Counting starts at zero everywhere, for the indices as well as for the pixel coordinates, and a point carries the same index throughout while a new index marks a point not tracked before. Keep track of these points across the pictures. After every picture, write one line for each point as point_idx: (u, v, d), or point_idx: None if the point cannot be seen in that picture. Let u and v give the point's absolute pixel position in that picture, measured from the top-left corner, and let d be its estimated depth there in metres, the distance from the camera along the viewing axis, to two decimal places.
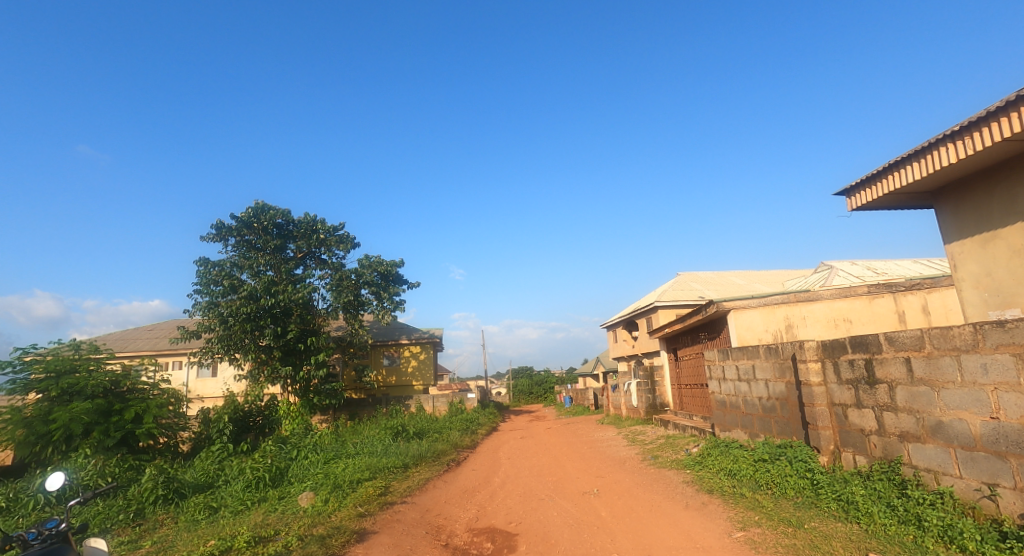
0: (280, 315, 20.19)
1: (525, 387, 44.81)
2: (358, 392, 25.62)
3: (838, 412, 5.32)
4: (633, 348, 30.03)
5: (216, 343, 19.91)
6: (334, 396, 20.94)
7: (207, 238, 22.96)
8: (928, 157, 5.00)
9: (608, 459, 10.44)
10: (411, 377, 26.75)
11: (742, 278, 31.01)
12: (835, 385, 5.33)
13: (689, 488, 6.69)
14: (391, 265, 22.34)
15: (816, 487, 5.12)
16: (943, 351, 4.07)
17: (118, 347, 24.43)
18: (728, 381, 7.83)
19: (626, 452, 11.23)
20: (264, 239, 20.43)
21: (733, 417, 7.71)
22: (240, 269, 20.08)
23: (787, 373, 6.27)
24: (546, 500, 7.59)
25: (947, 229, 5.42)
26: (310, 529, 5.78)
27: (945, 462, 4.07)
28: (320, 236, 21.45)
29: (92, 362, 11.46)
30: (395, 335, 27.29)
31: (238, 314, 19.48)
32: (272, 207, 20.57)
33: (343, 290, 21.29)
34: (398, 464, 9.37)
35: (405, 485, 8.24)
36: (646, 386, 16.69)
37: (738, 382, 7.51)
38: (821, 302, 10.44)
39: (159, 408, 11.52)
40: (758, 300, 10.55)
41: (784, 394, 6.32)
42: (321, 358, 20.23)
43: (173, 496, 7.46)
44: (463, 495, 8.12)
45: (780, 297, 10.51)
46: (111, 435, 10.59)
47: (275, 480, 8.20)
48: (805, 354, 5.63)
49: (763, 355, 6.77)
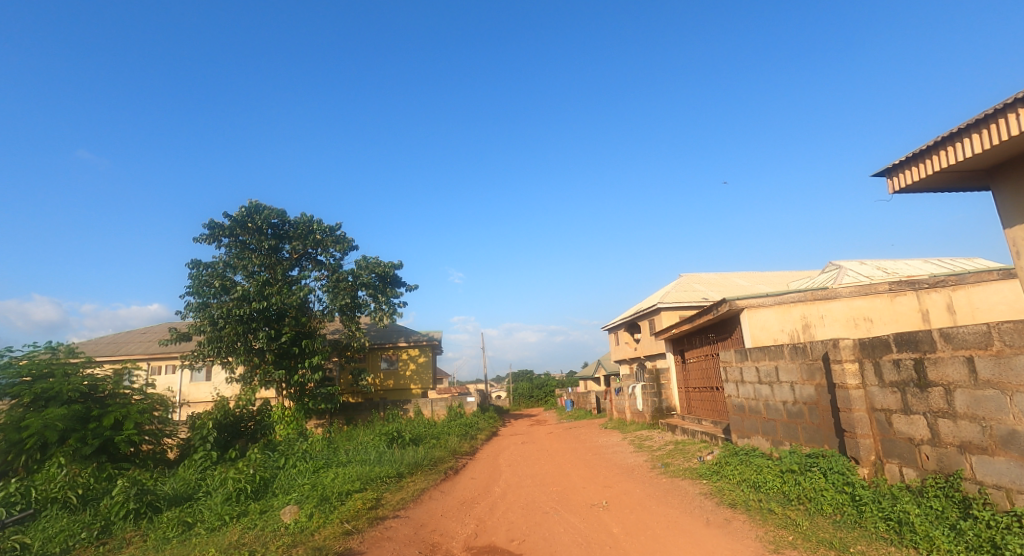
0: (274, 318, 19.69)
1: (525, 389, 44.17)
2: (355, 396, 25.07)
3: (880, 419, 4.76)
4: (636, 351, 29.44)
5: (208, 346, 19.36)
6: (330, 400, 20.34)
7: (199, 239, 22.39)
8: (989, 129, 4.39)
9: (616, 467, 9.83)
10: (409, 381, 26.17)
11: (744, 279, 30.56)
12: (877, 388, 4.77)
13: (709, 502, 6.11)
14: (389, 266, 21.77)
15: (859, 504, 4.52)
16: (1017, 349, 3.50)
17: (109, 351, 23.88)
18: (747, 384, 7.26)
19: (633, 459, 10.62)
20: (259, 239, 19.89)
21: (753, 422, 7.14)
22: (233, 270, 19.53)
23: (816, 375, 5.70)
24: (551, 514, 7.00)
25: (1006, 212, 4.86)
26: (289, 550, 5.20)
27: (1020, 478, 3.50)
28: (316, 237, 20.88)
29: (71, 366, 10.90)
30: (393, 337, 26.69)
31: (230, 315, 18.94)
32: (266, 206, 20.02)
33: (339, 292, 20.74)
34: (392, 473, 8.77)
35: (398, 497, 7.66)
36: (652, 389, 16.04)
37: (759, 385, 6.94)
38: (840, 301, 9.85)
39: (141, 414, 10.94)
40: (773, 298, 9.99)
41: (813, 398, 5.75)
42: (316, 361, 19.70)
43: (146, 510, 6.88)
44: (461, 508, 7.55)
45: (796, 295, 9.96)
46: (89, 443, 9.98)
47: (258, 492, 7.61)
48: (839, 354, 5.06)
49: (788, 355, 6.21)
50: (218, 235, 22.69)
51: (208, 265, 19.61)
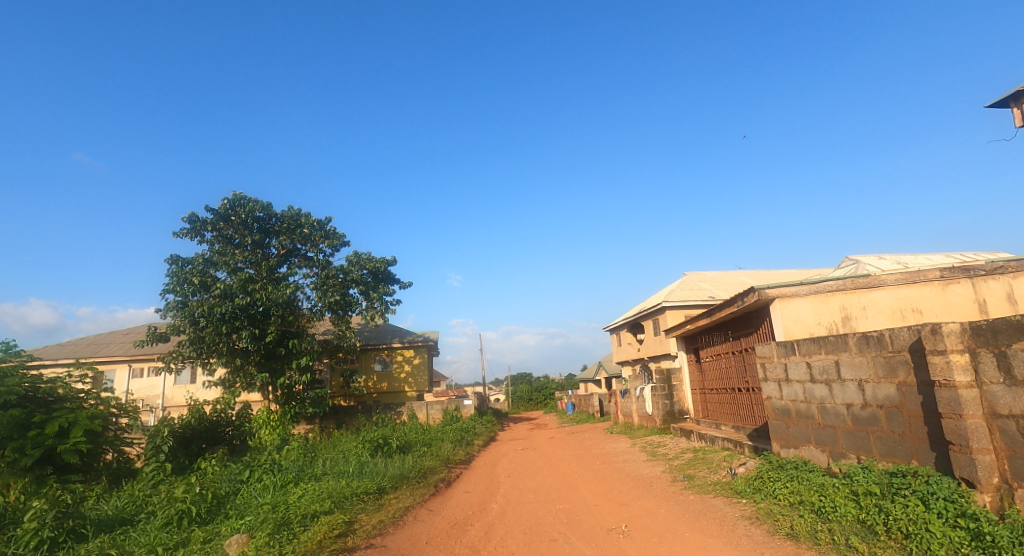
0: (259, 317, 18.44)
1: (524, 393, 42.59)
2: (347, 400, 23.84)
3: (1009, 429, 3.54)
4: (638, 351, 28.26)
5: (188, 346, 18.13)
6: (319, 404, 19.13)
7: (179, 233, 21.15)
8: None
9: (630, 479, 8.58)
10: (403, 384, 24.88)
11: (751, 277, 29.47)
12: (1002, 387, 3.56)
13: (759, 531, 4.88)
14: (381, 262, 20.59)
15: (988, 547, 3.28)
16: None
17: (87, 352, 22.73)
18: (794, 384, 6.05)
19: (648, 469, 9.38)
20: (244, 233, 18.68)
21: (802, 430, 5.92)
22: (215, 266, 18.26)
23: (898, 371, 4.50)
24: (560, 543, 5.70)
25: None
26: None
27: None
28: (304, 231, 19.67)
29: (10, 366, 9.67)
30: (387, 338, 25.42)
31: (211, 314, 17.65)
32: (251, 199, 18.78)
33: (328, 289, 19.51)
34: (371, 488, 7.50)
35: (376, 519, 6.42)
36: (663, 391, 14.74)
37: (810, 385, 5.74)
38: (884, 290, 8.67)
39: (92, 420, 9.71)
40: (808, 286, 8.82)
41: (895, 401, 4.54)
42: (304, 362, 18.47)
43: (66, 539, 5.66)
44: (451, 532, 6.33)
45: (835, 283, 8.73)
46: (28, 454, 8.78)
47: (207, 514, 6.35)
48: (942, 343, 3.86)
49: (854, 347, 5.01)
50: (200, 229, 21.43)
51: (188, 261, 18.33)
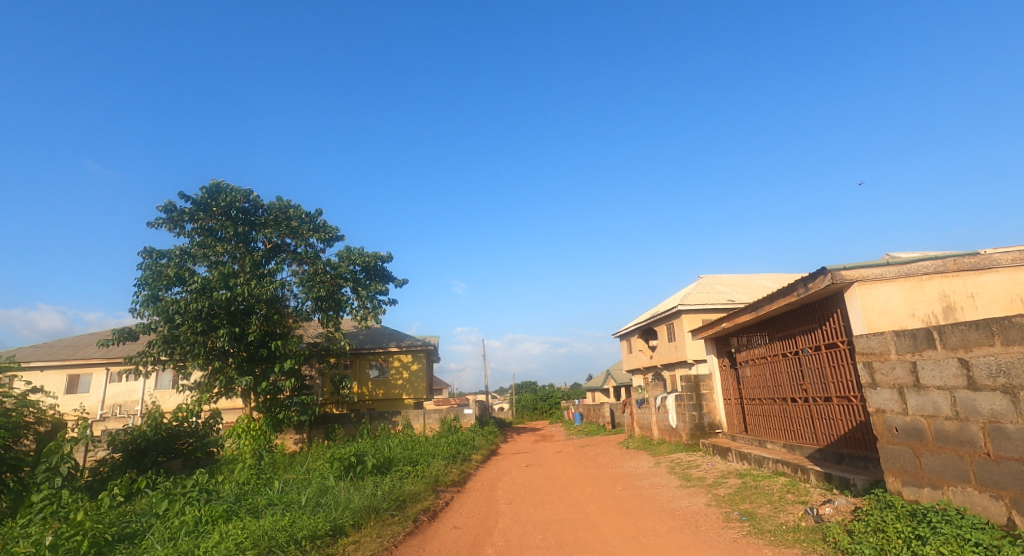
0: (241, 314, 16.38)
1: (529, 401, 40.61)
2: (338, 407, 21.94)
3: None
4: (652, 359, 26.17)
5: (158, 344, 16.12)
6: (306, 412, 17.09)
7: (157, 223, 19.38)
8: None
9: (667, 515, 6.57)
10: (400, 391, 22.89)
11: (772, 281, 27.53)
12: None
13: None
14: (375, 257, 18.70)
15: None
16: None
17: (62, 352, 21.06)
18: (934, 393, 4.05)
19: (687, 500, 7.37)
20: (226, 225, 16.83)
21: (952, 462, 3.91)
22: (194, 260, 16.32)
23: None
24: None
25: None
26: None
27: None
28: (292, 223, 17.85)
29: None
30: (383, 341, 23.45)
31: (187, 311, 15.67)
32: (232, 186, 16.91)
33: (316, 285, 17.53)
34: (322, 529, 5.53)
35: None
36: (691, 401, 12.68)
37: (971, 394, 3.74)
38: (998, 273, 6.68)
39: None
40: (897, 268, 6.80)
41: None
42: (288, 366, 16.52)
43: None
44: None
45: (932, 263, 6.72)
46: None
47: None
48: None
49: None
50: (178, 220, 19.62)
51: (163, 254, 16.43)
